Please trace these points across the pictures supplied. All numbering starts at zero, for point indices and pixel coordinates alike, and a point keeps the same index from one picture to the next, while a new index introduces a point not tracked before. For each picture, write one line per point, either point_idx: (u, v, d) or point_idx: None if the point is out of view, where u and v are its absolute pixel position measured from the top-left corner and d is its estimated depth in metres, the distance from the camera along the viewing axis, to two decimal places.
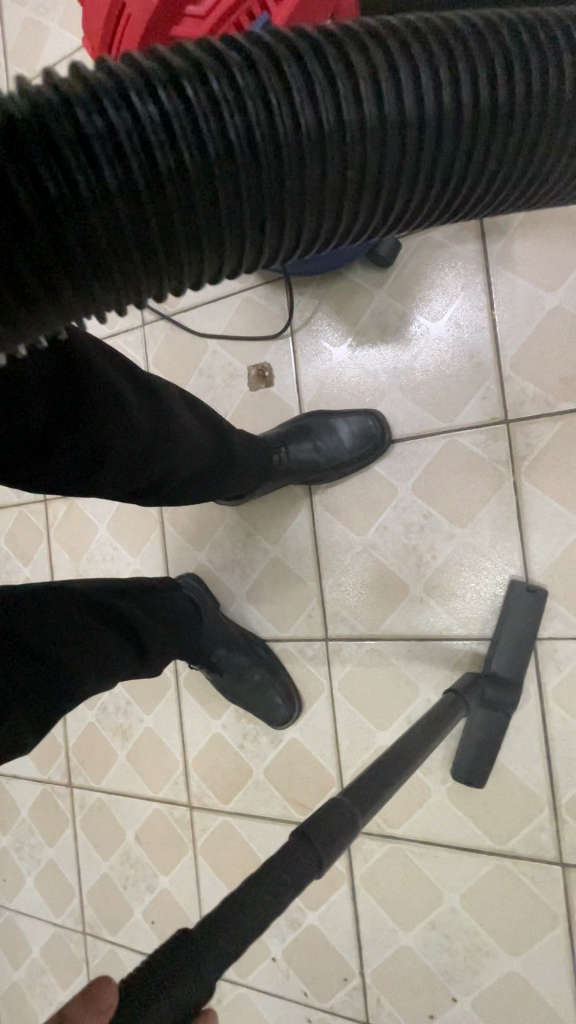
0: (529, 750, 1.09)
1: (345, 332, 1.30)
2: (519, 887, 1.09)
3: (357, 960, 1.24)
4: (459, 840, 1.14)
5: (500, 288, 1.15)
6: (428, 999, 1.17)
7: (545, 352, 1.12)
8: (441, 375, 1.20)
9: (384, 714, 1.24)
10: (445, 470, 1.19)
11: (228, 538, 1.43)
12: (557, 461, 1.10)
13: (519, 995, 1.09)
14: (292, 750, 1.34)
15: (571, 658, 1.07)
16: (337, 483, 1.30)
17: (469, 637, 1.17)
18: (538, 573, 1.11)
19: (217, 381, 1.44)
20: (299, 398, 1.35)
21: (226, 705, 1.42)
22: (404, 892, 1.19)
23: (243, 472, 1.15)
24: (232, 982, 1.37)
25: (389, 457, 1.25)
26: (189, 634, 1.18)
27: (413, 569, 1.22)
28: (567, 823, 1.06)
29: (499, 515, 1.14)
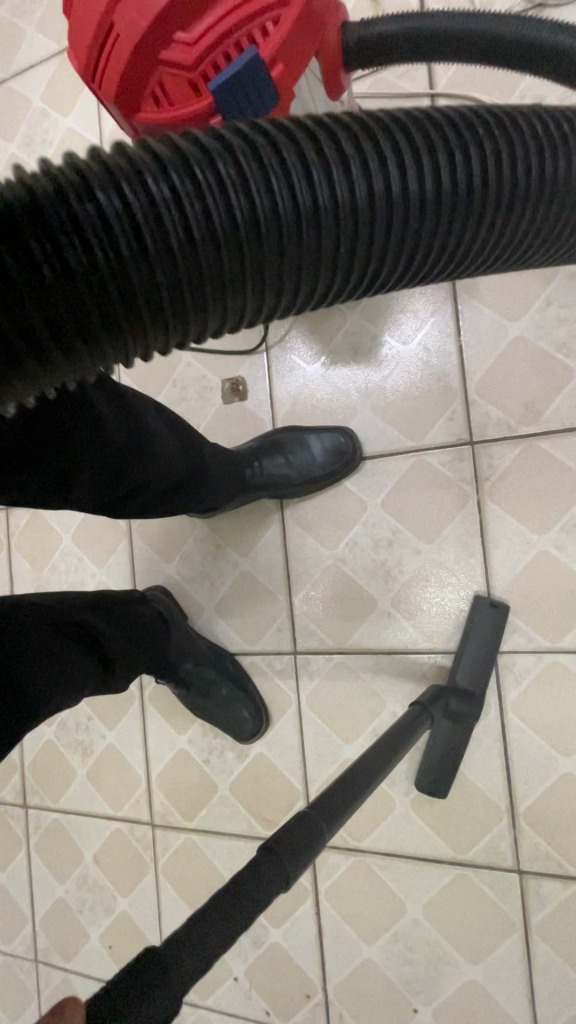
0: (490, 760, 1.12)
1: (319, 350, 1.32)
2: (479, 895, 1.12)
3: (320, 977, 1.24)
4: (422, 851, 1.16)
5: (467, 316, 1.21)
6: (389, 1011, 1.18)
7: (508, 378, 1.17)
8: (410, 397, 1.25)
9: (351, 727, 1.26)
10: (414, 488, 1.23)
11: (197, 551, 1.42)
12: (518, 481, 1.15)
13: (477, 1003, 1.11)
14: (258, 764, 1.34)
15: (530, 670, 1.11)
16: (308, 498, 1.32)
17: (433, 651, 1.20)
18: (499, 589, 1.15)
19: (190, 393, 1.44)
20: (272, 414, 1.36)
21: (191, 719, 1.40)
22: (368, 904, 1.20)
23: (215, 485, 1.15)
24: (193, 1004, 1.35)
25: (359, 474, 1.28)
26: (157, 647, 1.17)
27: (381, 584, 1.25)
28: (525, 832, 1.09)
29: (464, 532, 1.18)
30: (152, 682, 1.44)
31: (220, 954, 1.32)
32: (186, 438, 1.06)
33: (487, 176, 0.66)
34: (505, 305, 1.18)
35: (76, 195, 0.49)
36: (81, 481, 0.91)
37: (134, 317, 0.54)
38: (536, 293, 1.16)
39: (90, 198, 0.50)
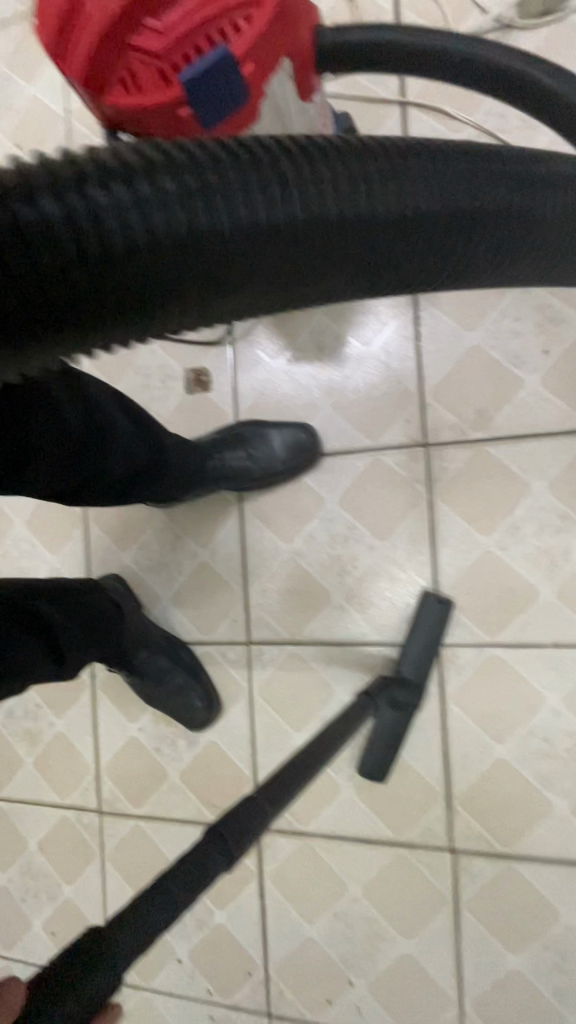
0: (430, 746, 1.18)
1: (283, 346, 1.34)
2: (415, 874, 1.18)
3: (262, 955, 1.28)
4: (364, 833, 1.22)
5: (427, 322, 1.25)
6: (327, 986, 1.23)
7: (462, 384, 1.22)
8: (370, 397, 1.28)
9: (301, 715, 1.30)
10: (370, 486, 1.27)
11: (155, 540, 1.42)
12: (467, 483, 1.21)
13: (409, 975, 1.18)
14: (209, 752, 1.36)
15: (471, 662, 1.18)
16: (268, 491, 1.34)
17: (382, 643, 1.25)
18: (446, 585, 1.21)
19: (153, 381, 1.43)
20: (235, 407, 1.37)
21: (143, 708, 1.41)
22: (310, 885, 1.25)
23: (175, 476, 1.16)
24: (136, 986, 1.37)
25: (319, 470, 1.31)
26: (110, 636, 1.16)
27: (335, 577, 1.29)
28: (460, 814, 1.16)
29: (415, 530, 1.24)
30: (104, 670, 1.44)
31: (164, 937, 1.35)
32: (148, 427, 1.06)
33: (452, 199, 0.68)
34: (462, 314, 1.23)
35: (36, 192, 0.46)
36: (35, 468, 0.89)
37: (96, 317, 0.50)
38: (492, 303, 1.21)
39: (65, 191, 0.47)
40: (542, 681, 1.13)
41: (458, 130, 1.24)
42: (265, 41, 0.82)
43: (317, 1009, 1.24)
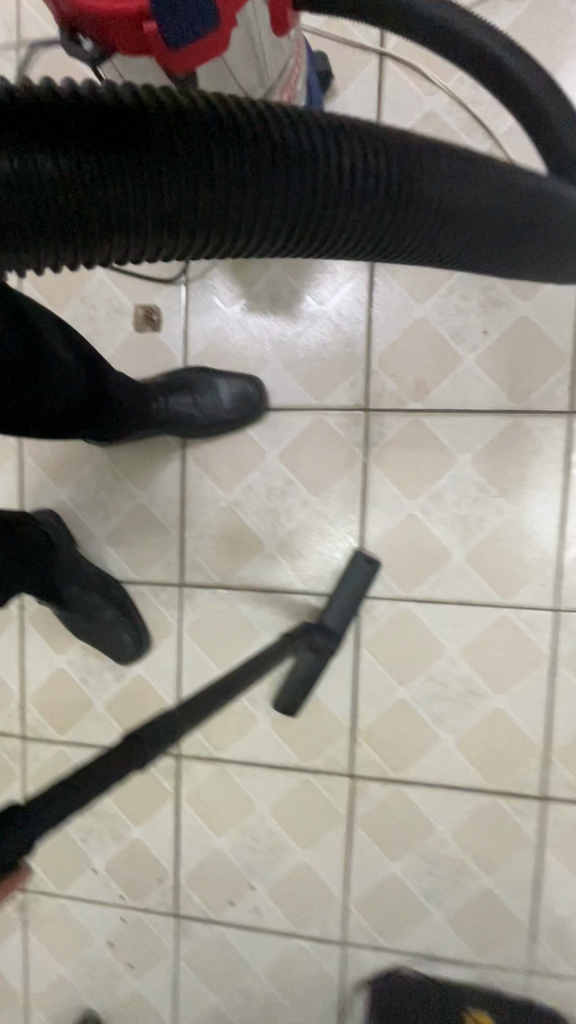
0: (342, 686, 1.30)
1: (238, 294, 1.33)
2: (317, 795, 1.32)
3: (173, 864, 1.40)
4: (275, 761, 1.34)
5: (380, 288, 1.28)
6: (230, 890, 1.38)
7: (407, 354, 1.28)
8: (319, 356, 1.31)
9: (226, 654, 1.38)
10: (311, 443, 1.32)
11: (93, 478, 1.42)
12: (401, 450, 1.28)
13: (304, 879, 1.34)
14: (136, 684, 1.42)
15: (385, 613, 1.29)
16: (211, 440, 1.36)
17: (308, 592, 1.33)
18: (371, 542, 1.30)
19: (100, 314, 1.38)
20: (184, 350, 1.36)
21: (72, 641, 1.44)
22: (222, 805, 1.37)
23: (118, 414, 1.15)
24: (53, 893, 1.47)
25: (263, 423, 1.34)
26: (41, 568, 1.17)
27: (269, 528, 1.35)
28: (361, 745, 1.30)
29: (348, 489, 1.31)
30: (34, 604, 1.45)
31: (82, 850, 1.44)
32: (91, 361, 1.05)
33: (402, 169, 0.68)
34: (414, 283, 1.27)
35: None
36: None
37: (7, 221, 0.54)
38: (443, 278, 1.26)
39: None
40: (445, 632, 1.26)
41: (430, 93, 1.24)
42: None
43: (221, 909, 1.38)
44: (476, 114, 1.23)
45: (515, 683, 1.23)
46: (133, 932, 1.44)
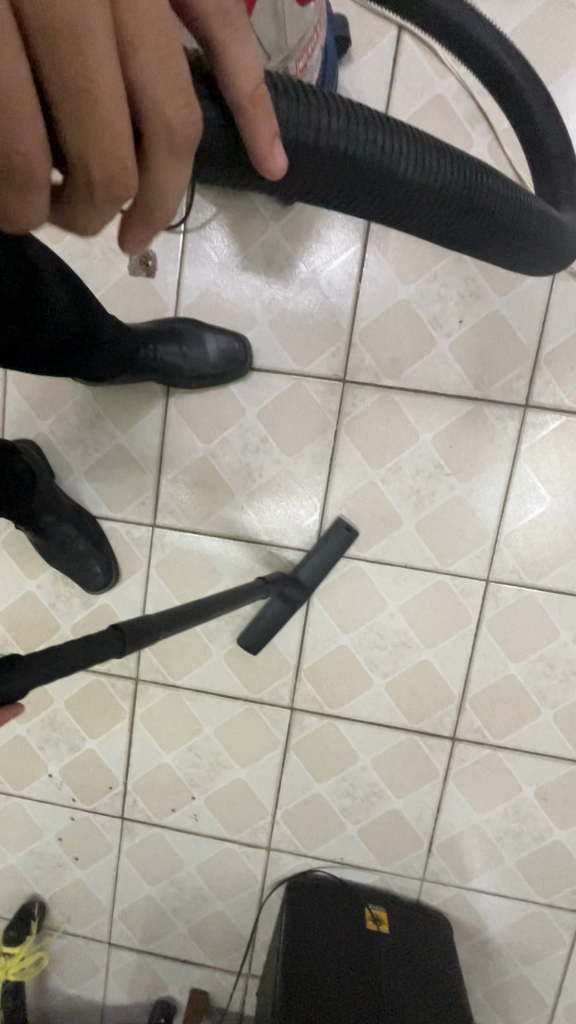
0: (292, 629, 1.44)
1: (234, 250, 1.37)
2: (259, 722, 1.48)
3: (123, 774, 1.55)
4: (225, 690, 1.48)
5: (370, 265, 1.35)
6: (173, 798, 1.54)
7: (387, 332, 1.36)
8: (305, 323, 1.38)
9: (189, 592, 1.49)
10: (288, 406, 1.40)
11: (75, 414, 1.46)
12: (371, 422, 1.38)
13: (240, 793, 1.51)
14: (101, 612, 1.52)
15: (338, 568, 1.42)
16: (194, 392, 1.43)
17: (270, 543, 1.45)
18: (333, 503, 1.42)
19: (95, 251, 1.40)
20: (176, 300, 1.40)
21: (43, 567, 1.52)
22: (172, 725, 1.51)
23: (109, 354, 1.20)
24: (8, 792, 1.60)
25: (245, 381, 1.41)
26: (22, 493, 1.24)
27: (241, 479, 1.44)
28: (303, 682, 1.45)
29: (318, 452, 1.41)
30: (8, 529, 1.51)
31: (40, 756, 1.57)
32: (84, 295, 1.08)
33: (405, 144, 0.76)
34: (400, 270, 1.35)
35: None
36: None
37: None
38: (429, 263, 1.33)
39: None
40: (389, 591, 1.41)
41: (439, 76, 1.27)
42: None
43: (163, 814, 1.55)
44: (480, 105, 1.28)
45: (443, 639, 1.40)
46: (81, 830, 1.59)
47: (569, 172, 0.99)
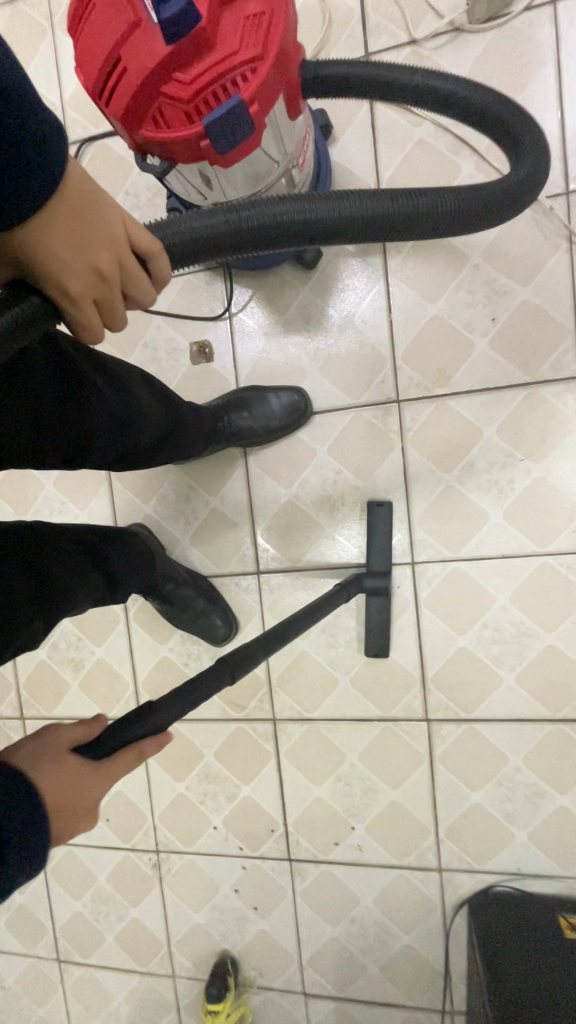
0: (423, 815, 0.86)
1: (340, 303, 0.83)
2: (409, 890, 0.87)
3: (421, 818, 0.86)
4: (390, 860, 0.87)
5: (526, 403, 0.78)
6: (411, 920, 0.87)
7: (553, 513, 0.78)
8: (424, 462, 0.81)
9: (390, 702, 0.85)
10: (470, 578, 0.81)
11: (288, 361, 0.85)
12: (570, 654, 0.79)
13: (417, 968, 0.88)
14: (309, 670, 0.88)
15: (481, 821, 0.84)
16: (341, 447, 0.84)
17: (443, 720, 0.84)
18: (514, 702, 0.81)
19: (315, 138, 0.76)
20: (380, 340, 0.82)
21: (248, 477, 0.88)
22: (386, 831, 0.87)
23: (184, 435, 0.75)
24: (300, 719, 0.89)
25: (428, 489, 0.82)
26: (153, 570, 0.80)
27: (471, 626, 0.82)
28: (474, 881, 0.85)
29: (497, 632, 0.81)
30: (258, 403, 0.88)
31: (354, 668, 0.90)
32: (158, 394, 0.71)
33: None
34: (386, 132, 0.79)
35: None
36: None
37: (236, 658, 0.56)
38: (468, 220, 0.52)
39: None
40: (549, 843, 0.82)
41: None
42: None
43: (411, 927, 0.88)
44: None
45: None
46: (321, 883, 0.90)
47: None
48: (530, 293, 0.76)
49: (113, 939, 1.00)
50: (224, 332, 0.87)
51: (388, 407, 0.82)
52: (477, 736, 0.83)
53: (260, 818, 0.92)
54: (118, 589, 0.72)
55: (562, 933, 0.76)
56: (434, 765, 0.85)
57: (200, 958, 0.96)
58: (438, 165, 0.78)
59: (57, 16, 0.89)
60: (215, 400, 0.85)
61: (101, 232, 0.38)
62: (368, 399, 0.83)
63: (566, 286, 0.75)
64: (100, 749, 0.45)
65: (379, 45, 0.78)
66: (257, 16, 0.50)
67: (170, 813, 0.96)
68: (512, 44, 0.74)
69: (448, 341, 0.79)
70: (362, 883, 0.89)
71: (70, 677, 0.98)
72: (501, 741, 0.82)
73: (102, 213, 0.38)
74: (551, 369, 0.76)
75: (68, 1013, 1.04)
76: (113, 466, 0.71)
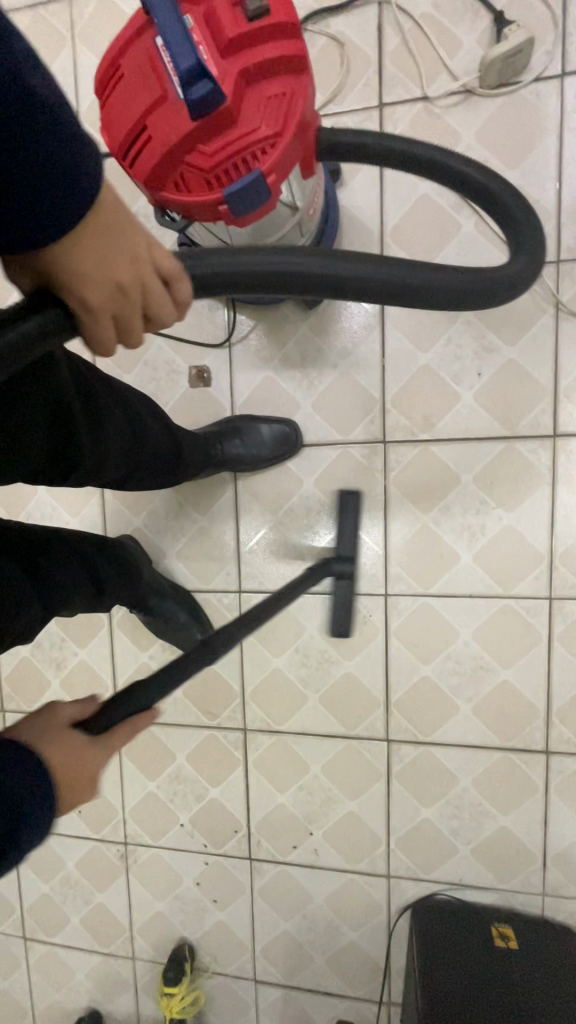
0: (377, 825, 0.92)
1: (335, 342, 0.86)
2: (358, 891, 0.94)
3: (375, 829, 0.92)
4: (344, 865, 0.94)
5: (503, 454, 0.82)
6: (358, 918, 0.95)
7: (518, 557, 0.84)
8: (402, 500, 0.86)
9: (356, 720, 0.91)
10: (437, 613, 0.87)
11: (283, 391, 0.89)
12: (522, 690, 0.85)
13: (360, 961, 0.95)
14: (282, 686, 0.93)
15: (429, 834, 0.91)
16: (326, 478, 0.89)
17: (403, 741, 0.90)
18: (469, 729, 0.88)
19: (327, 184, 0.78)
20: (369, 381, 0.86)
21: (237, 499, 0.92)
22: (342, 838, 0.94)
23: (178, 460, 0.79)
24: (269, 730, 0.95)
25: (406, 526, 0.86)
26: (139, 583, 0.83)
27: (435, 658, 0.88)
28: (417, 886, 0.92)
29: (458, 663, 0.87)
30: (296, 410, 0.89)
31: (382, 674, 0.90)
32: (159, 420, 0.75)
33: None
34: (393, 183, 0.82)
35: None
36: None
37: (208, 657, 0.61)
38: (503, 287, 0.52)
39: None
40: (489, 857, 0.89)
41: None
42: (258, 54, 0.52)
43: (358, 925, 0.95)
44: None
45: None
46: (278, 880, 0.97)
47: (557, 537, 0.83)
48: (515, 353, 0.81)
49: (78, 921, 1.06)
50: (223, 358, 0.90)
51: (374, 446, 0.86)
52: (433, 758, 0.89)
53: (225, 818, 0.98)
54: (104, 599, 0.77)
55: (493, 941, 0.83)
56: (391, 781, 0.91)
57: (159, 943, 1.03)
58: (439, 220, 0.81)
59: (79, 27, 0.89)
60: (210, 426, 0.88)
61: (123, 246, 0.39)
62: (356, 437, 0.87)
63: (548, 349, 0.80)
64: (91, 728, 0.51)
65: (393, 98, 0.80)
66: (277, 96, 0.52)
67: (141, 808, 1.01)
68: (518, 110, 0.77)
69: (434, 389, 0.84)
70: (315, 884, 0.96)
71: (52, 675, 1.01)
72: (454, 764, 0.89)
73: (125, 232, 0.39)
74: (528, 427, 0.81)
75: (29, 985, 1.10)
76: (115, 486, 0.75)
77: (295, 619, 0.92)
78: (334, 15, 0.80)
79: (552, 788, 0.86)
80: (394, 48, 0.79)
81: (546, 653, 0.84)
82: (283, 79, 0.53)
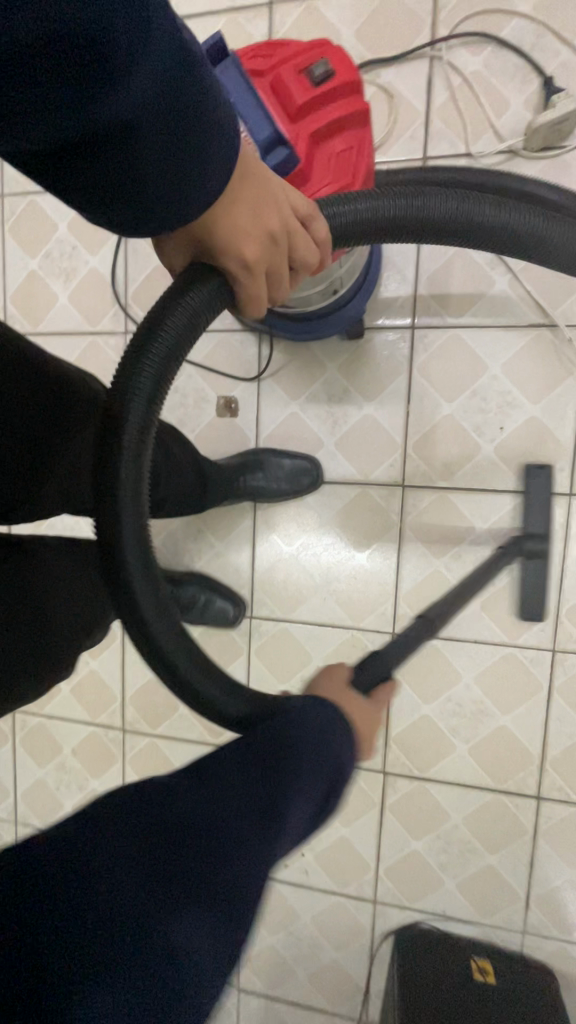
0: (367, 852, 0.95)
1: (363, 383, 0.88)
2: (344, 914, 0.97)
3: (364, 855, 0.95)
4: (334, 886, 0.97)
5: (519, 507, 0.84)
6: (342, 939, 0.98)
7: (525, 607, 0.86)
8: (418, 541, 0.88)
9: None
10: (441, 654, 0.89)
11: (309, 426, 0.91)
12: (518, 736, 0.88)
13: (342, 980, 0.99)
14: None
15: (417, 865, 0.94)
16: (344, 515, 0.91)
17: (399, 774, 0.93)
18: (465, 768, 0.90)
19: None
20: (393, 425, 0.88)
21: (255, 528, 0.94)
22: (332, 860, 0.97)
23: (202, 491, 0.81)
24: None
25: (418, 568, 0.89)
26: None
27: (436, 697, 0.90)
28: (401, 913, 0.95)
29: (458, 704, 0.89)
30: None
31: None
32: (187, 452, 0.78)
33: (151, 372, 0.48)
34: None
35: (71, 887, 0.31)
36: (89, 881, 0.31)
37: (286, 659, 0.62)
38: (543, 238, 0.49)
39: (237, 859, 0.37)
40: (473, 892, 0.92)
41: None
42: (326, 115, 0.58)
43: (342, 945, 0.98)
44: (553, 23, 0.77)
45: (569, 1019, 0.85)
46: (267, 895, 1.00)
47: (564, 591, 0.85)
48: (538, 411, 0.83)
49: None
50: (252, 390, 0.92)
51: (393, 489, 0.88)
52: (426, 793, 0.92)
53: None
54: None
55: (472, 973, 0.86)
56: (384, 811, 0.94)
57: None
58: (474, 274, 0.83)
59: None
60: (234, 456, 0.91)
61: (270, 201, 0.41)
62: (378, 477, 0.89)
63: (570, 409, 0.82)
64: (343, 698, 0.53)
65: (437, 151, 0.81)
66: (345, 151, 0.58)
67: None
68: (561, 174, 0.78)
69: (456, 439, 0.86)
70: (302, 902, 0.99)
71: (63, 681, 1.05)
72: (447, 800, 0.91)
73: (268, 185, 0.40)
74: (545, 484, 0.83)
75: None
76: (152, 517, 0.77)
77: (303, 649, 0.94)
78: (385, 66, 0.82)
79: (541, 832, 0.89)
80: (442, 104, 0.81)
81: (546, 703, 0.87)
82: (350, 134, 0.59)
